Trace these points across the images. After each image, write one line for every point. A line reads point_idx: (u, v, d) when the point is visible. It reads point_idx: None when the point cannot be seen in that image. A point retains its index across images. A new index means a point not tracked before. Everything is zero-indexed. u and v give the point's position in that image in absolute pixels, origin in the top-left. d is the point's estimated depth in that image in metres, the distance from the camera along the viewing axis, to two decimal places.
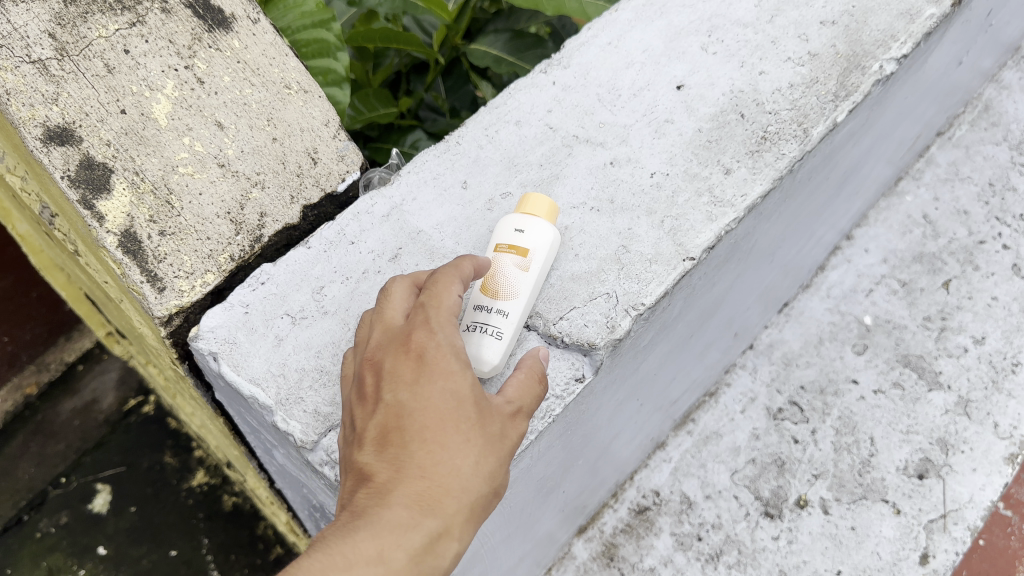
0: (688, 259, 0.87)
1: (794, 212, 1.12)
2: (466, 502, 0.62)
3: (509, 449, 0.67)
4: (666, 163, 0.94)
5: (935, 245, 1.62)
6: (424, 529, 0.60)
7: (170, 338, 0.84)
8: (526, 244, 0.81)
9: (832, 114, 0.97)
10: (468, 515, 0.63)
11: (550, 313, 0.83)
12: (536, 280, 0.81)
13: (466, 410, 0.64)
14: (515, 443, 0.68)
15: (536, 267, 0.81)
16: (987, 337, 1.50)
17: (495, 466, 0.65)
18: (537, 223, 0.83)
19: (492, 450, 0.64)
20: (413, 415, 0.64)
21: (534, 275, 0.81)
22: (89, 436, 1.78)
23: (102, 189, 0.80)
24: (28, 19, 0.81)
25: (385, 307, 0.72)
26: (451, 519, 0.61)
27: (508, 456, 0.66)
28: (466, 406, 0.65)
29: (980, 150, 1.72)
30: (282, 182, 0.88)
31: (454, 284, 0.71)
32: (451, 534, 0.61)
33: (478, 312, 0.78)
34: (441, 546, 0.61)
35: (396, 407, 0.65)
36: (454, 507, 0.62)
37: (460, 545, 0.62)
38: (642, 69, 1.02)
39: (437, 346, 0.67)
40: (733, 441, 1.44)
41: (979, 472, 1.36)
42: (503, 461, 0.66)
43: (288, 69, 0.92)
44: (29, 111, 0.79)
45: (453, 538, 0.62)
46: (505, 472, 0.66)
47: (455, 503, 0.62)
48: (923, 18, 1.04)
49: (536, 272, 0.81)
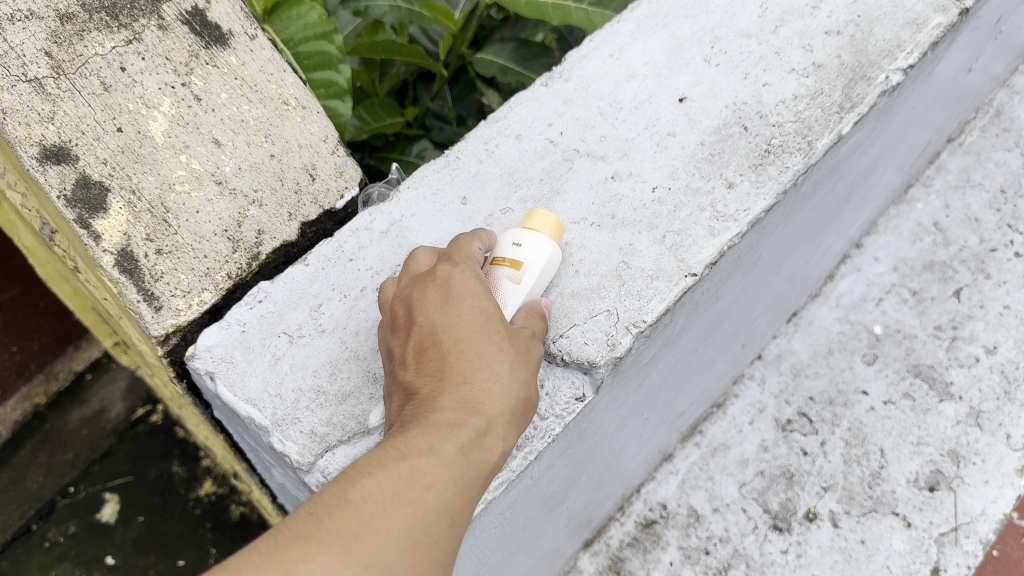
0: (690, 275, 0.86)
1: (801, 223, 1.11)
2: (507, 404, 0.65)
3: (536, 360, 0.70)
4: (668, 177, 0.93)
5: (946, 253, 1.60)
6: (469, 424, 0.62)
7: (168, 357, 0.83)
8: (520, 256, 0.79)
9: (836, 127, 0.96)
10: (508, 419, 0.65)
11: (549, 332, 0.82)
12: (528, 294, 0.78)
13: (493, 324, 0.68)
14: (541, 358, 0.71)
15: (528, 280, 0.78)
16: (999, 346, 1.48)
17: (528, 375, 0.68)
18: (532, 237, 0.80)
19: (524, 358, 0.68)
20: (447, 332, 0.67)
21: (527, 288, 0.78)
22: (97, 446, 1.78)
23: (98, 208, 0.80)
24: (25, 38, 0.82)
25: (409, 262, 0.76)
26: (494, 418, 0.63)
27: (537, 368, 0.70)
28: (494, 320, 0.68)
29: (991, 156, 1.70)
30: (280, 199, 0.88)
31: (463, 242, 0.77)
32: (496, 431, 0.63)
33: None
34: (488, 442, 0.62)
35: (430, 326, 0.68)
36: (495, 406, 0.64)
37: (504, 447, 0.64)
38: (643, 81, 1.01)
39: (461, 273, 0.71)
40: (741, 453, 1.43)
41: (991, 484, 1.34)
42: (534, 372, 0.69)
43: (286, 85, 0.91)
44: (25, 131, 0.79)
45: (497, 437, 0.63)
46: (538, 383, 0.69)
47: (497, 403, 0.64)
48: (930, 27, 1.03)
49: (529, 286, 0.78)
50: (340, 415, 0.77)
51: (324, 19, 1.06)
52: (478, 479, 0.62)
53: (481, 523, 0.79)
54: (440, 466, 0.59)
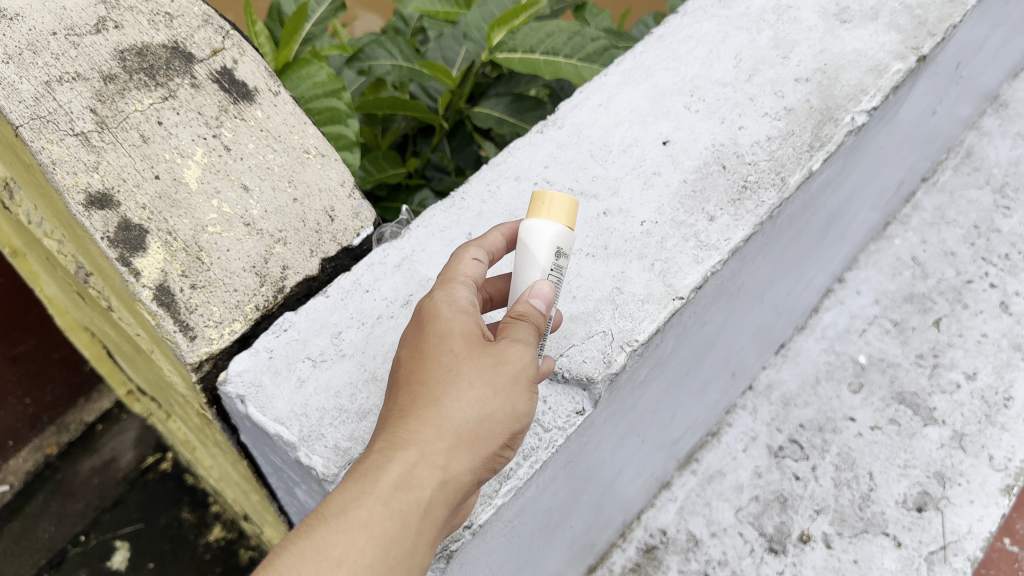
0: (678, 298, 0.94)
1: (780, 253, 1.19)
2: (444, 436, 0.65)
3: (507, 370, 0.68)
4: (655, 212, 1.01)
5: (924, 285, 1.68)
6: (398, 465, 0.62)
7: (200, 383, 0.91)
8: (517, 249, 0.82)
9: (807, 163, 1.05)
10: (449, 449, 0.65)
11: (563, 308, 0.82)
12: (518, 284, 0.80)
13: (447, 348, 0.69)
14: (517, 370, 0.69)
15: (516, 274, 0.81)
16: (979, 372, 1.56)
17: (482, 395, 0.67)
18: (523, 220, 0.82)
19: (477, 377, 0.67)
20: (405, 370, 0.70)
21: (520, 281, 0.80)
22: (107, 495, 1.89)
23: (138, 248, 0.88)
24: (72, 97, 0.91)
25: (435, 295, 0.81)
26: (428, 453, 0.64)
27: (508, 379, 0.68)
28: (450, 343, 0.69)
29: (963, 194, 1.80)
30: (302, 238, 0.96)
31: (465, 251, 0.78)
32: (428, 466, 0.63)
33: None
34: (418, 481, 0.62)
35: (397, 367, 0.71)
36: (430, 441, 0.64)
37: (447, 479, 0.64)
38: (629, 127, 1.10)
39: (434, 300, 0.73)
40: (736, 479, 1.49)
41: (976, 503, 1.41)
42: (497, 386, 0.68)
43: (307, 135, 1.00)
44: (72, 179, 0.88)
45: (435, 472, 0.64)
46: (503, 400, 0.68)
47: (433, 438, 0.64)
48: (890, 73, 1.13)
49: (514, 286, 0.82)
50: (361, 430, 0.84)
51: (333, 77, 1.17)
52: (413, 521, 0.62)
53: (492, 529, 0.86)
54: (354, 524, 0.59)
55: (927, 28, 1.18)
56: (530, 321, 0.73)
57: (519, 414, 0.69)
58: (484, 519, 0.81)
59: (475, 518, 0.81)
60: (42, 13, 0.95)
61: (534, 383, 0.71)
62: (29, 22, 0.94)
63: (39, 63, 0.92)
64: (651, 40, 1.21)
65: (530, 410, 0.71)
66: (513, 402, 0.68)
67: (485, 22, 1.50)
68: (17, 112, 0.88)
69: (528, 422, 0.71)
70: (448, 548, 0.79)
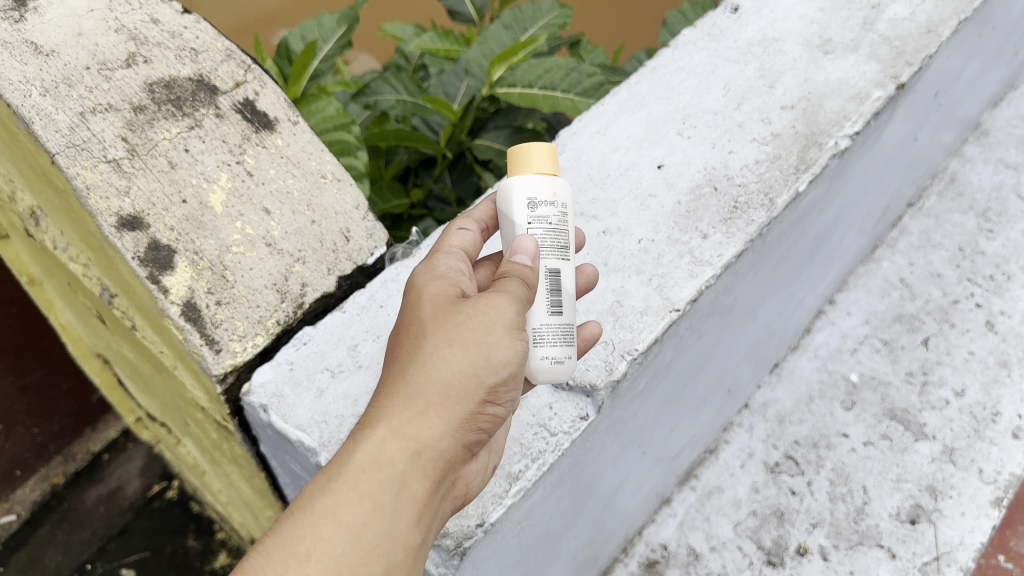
0: (675, 310, 1.00)
1: (769, 272, 1.24)
2: (411, 409, 0.70)
3: (472, 331, 0.73)
4: (651, 231, 1.08)
5: (912, 306, 1.74)
6: (368, 444, 0.68)
7: (225, 395, 0.96)
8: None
9: (793, 185, 1.11)
10: (418, 418, 0.70)
11: (555, 250, 0.85)
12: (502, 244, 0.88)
13: (419, 325, 0.75)
14: (483, 331, 0.74)
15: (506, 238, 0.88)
16: (967, 389, 1.60)
17: (451, 359, 0.72)
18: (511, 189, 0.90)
19: (443, 345, 0.73)
20: (386, 360, 0.76)
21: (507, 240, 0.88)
22: (113, 523, 2.03)
23: (167, 266, 0.93)
24: (105, 127, 0.97)
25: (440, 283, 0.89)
26: (398, 427, 0.69)
27: (476, 339, 0.73)
28: (422, 319, 0.75)
29: (948, 218, 1.86)
30: (320, 257, 1.02)
31: (453, 223, 0.90)
32: (397, 439, 0.69)
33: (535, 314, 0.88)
34: (387, 456, 0.68)
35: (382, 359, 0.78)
36: (398, 416, 0.70)
37: (419, 448, 0.69)
38: (626, 152, 1.17)
39: (416, 284, 0.80)
40: (735, 495, 1.53)
41: (967, 515, 1.44)
42: (465, 349, 0.73)
43: (324, 162, 1.07)
44: (105, 203, 0.93)
45: (404, 445, 0.69)
46: (469, 363, 0.72)
47: (401, 414, 0.70)
48: (871, 100, 1.20)
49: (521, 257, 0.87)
50: None
51: (341, 112, 1.25)
52: (386, 494, 0.67)
53: (503, 530, 0.91)
54: (326, 509, 0.65)
55: (905, 58, 1.25)
56: (512, 272, 0.79)
57: (494, 367, 0.74)
58: (496, 517, 0.86)
59: (488, 516, 0.86)
60: (76, 50, 1.02)
61: (507, 337, 0.75)
62: (64, 58, 1.01)
63: (73, 95, 0.98)
64: (644, 72, 1.28)
65: (510, 361, 0.75)
66: (483, 360, 0.73)
67: (485, 58, 1.58)
68: (53, 140, 0.94)
69: (508, 375, 0.75)
70: (462, 545, 0.84)
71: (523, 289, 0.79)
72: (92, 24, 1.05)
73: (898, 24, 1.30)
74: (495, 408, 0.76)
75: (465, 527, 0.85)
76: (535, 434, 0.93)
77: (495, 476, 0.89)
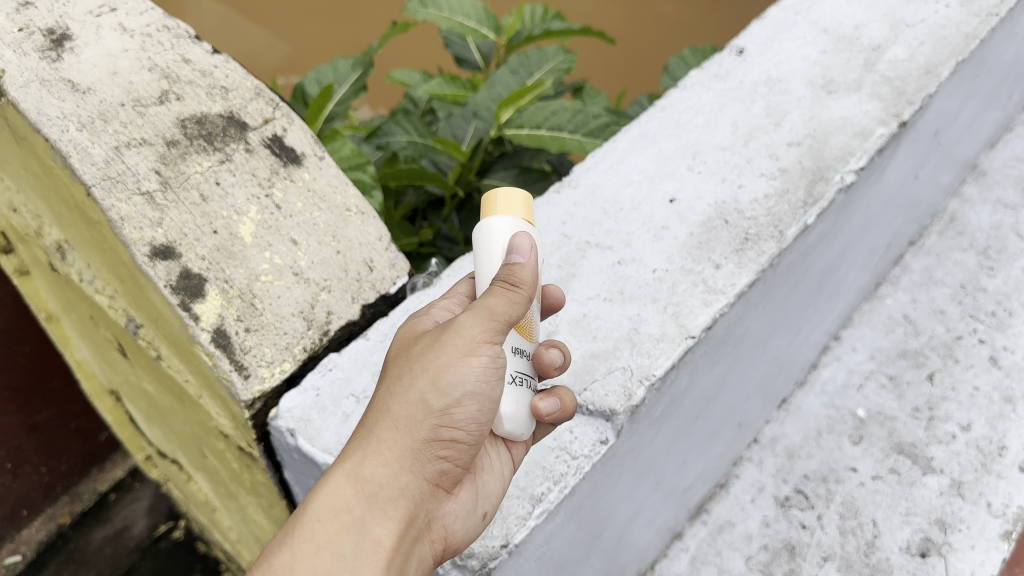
0: (690, 337, 1.03)
1: (778, 305, 1.27)
2: (362, 452, 0.77)
3: (424, 363, 0.80)
4: (665, 261, 1.12)
5: (917, 341, 1.71)
6: (324, 493, 0.75)
7: (252, 419, 0.98)
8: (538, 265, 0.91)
9: (802, 218, 1.15)
10: (371, 459, 0.77)
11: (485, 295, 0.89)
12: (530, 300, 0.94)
13: (386, 369, 0.84)
14: (436, 360, 0.80)
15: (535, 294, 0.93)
16: (973, 424, 1.57)
17: (399, 396, 0.79)
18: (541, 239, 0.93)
19: (397, 383, 0.80)
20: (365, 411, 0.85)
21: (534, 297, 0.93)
22: (119, 563, 2.05)
23: (198, 294, 0.96)
24: (139, 160, 1.01)
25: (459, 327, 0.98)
26: (351, 472, 0.76)
27: (425, 368, 0.79)
28: (391, 363, 0.84)
29: (950, 256, 1.85)
30: (345, 286, 1.05)
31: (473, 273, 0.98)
32: (349, 483, 0.75)
33: (517, 361, 0.87)
34: (341, 502, 0.75)
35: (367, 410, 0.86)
36: (351, 461, 0.77)
37: (373, 487, 0.76)
38: (638, 187, 1.21)
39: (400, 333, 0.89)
40: (746, 529, 1.47)
41: (977, 549, 1.40)
42: (413, 380, 0.79)
43: (349, 195, 1.10)
44: (138, 233, 0.96)
45: (359, 488, 0.76)
46: (419, 394, 0.79)
47: (354, 460, 0.77)
48: (874, 137, 1.24)
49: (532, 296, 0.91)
50: None
51: (357, 152, 1.28)
52: (345, 539, 0.74)
53: (526, 553, 0.92)
54: (284, 563, 0.72)
55: (905, 98, 1.30)
56: (496, 279, 0.84)
57: (444, 388, 0.79)
58: (520, 537, 0.88)
59: (511, 536, 0.88)
60: (112, 88, 1.06)
61: (462, 358, 0.79)
62: (99, 95, 1.05)
63: (108, 130, 1.02)
64: (654, 111, 1.33)
65: (466, 377, 0.79)
66: (430, 384, 0.79)
67: (493, 102, 1.62)
68: (89, 173, 0.97)
69: (463, 393, 0.79)
70: (487, 565, 0.87)
71: (506, 295, 0.82)
72: (126, 63, 1.09)
73: (898, 66, 1.35)
74: (455, 432, 0.80)
75: (489, 547, 0.88)
76: (557, 457, 0.95)
77: (519, 498, 0.92)
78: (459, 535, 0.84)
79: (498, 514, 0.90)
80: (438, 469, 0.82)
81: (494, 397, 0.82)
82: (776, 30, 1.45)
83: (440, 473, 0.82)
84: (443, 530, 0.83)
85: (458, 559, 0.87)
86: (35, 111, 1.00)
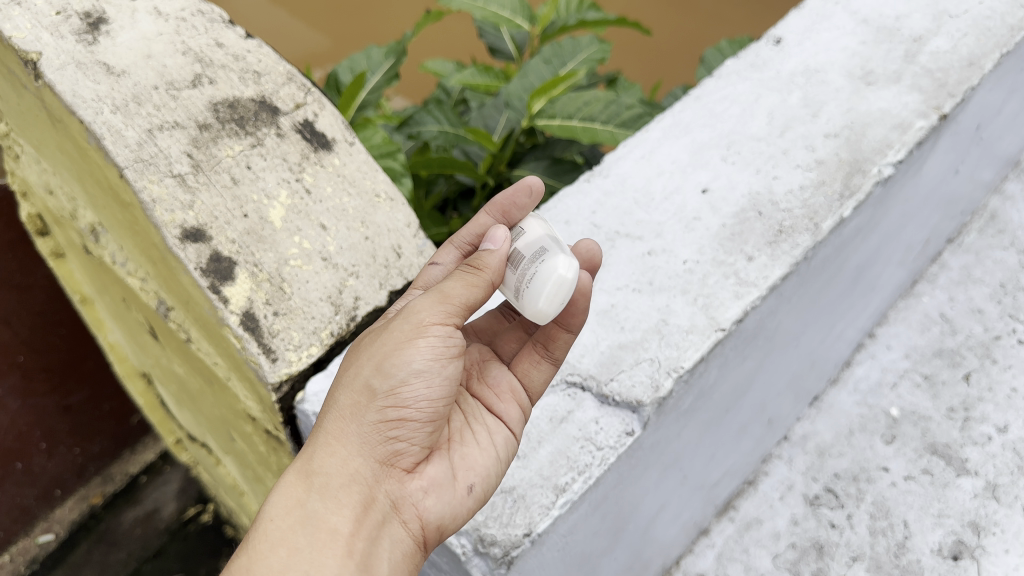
0: (720, 330, 1.02)
1: (814, 296, 1.25)
2: (312, 448, 0.79)
3: (375, 351, 0.81)
4: (696, 253, 1.11)
5: (953, 341, 1.64)
6: (278, 493, 0.76)
7: (279, 402, 0.98)
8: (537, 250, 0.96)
9: (837, 211, 1.13)
10: (319, 453, 0.79)
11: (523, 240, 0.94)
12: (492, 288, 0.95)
13: (340, 368, 0.86)
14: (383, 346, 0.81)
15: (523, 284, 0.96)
16: (1010, 425, 1.51)
17: (346, 385, 0.81)
18: None
19: (346, 380, 0.82)
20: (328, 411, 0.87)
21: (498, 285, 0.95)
22: (150, 544, 2.06)
23: (228, 278, 0.97)
24: (171, 143, 1.02)
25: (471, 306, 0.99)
26: (301, 470, 0.78)
27: (371, 356, 0.81)
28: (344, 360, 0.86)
29: (989, 254, 1.75)
30: (373, 272, 1.04)
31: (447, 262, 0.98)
32: (299, 480, 0.77)
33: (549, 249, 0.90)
34: (292, 499, 0.76)
35: None
36: (301, 460, 0.79)
37: (324, 479, 0.78)
38: (671, 176, 1.20)
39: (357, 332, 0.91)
40: (774, 526, 1.45)
41: (1012, 553, 1.36)
42: (359, 369, 0.81)
43: (378, 181, 1.10)
44: (169, 216, 0.97)
45: (310, 483, 0.77)
46: (367, 383, 0.80)
47: (304, 459, 0.79)
48: (914, 130, 1.21)
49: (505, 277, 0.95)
50: None
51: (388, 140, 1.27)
52: (299, 535, 0.74)
53: (550, 541, 0.92)
54: (241, 568, 0.71)
55: (947, 90, 1.26)
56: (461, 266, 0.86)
57: (388, 370, 0.80)
58: (543, 527, 0.88)
59: (534, 526, 0.88)
60: (146, 71, 1.07)
61: (412, 336, 0.80)
62: (133, 78, 1.05)
63: (142, 113, 1.03)
64: (689, 100, 1.32)
65: (411, 357, 0.80)
66: (375, 369, 0.81)
67: (525, 92, 1.60)
68: (122, 156, 0.98)
69: (409, 371, 0.80)
70: (509, 554, 0.87)
71: (465, 279, 0.83)
72: (161, 47, 1.10)
73: (940, 57, 1.32)
74: (404, 410, 0.81)
75: (512, 536, 0.88)
76: (582, 448, 0.95)
77: (543, 487, 0.92)
78: (431, 512, 0.82)
79: (521, 502, 0.90)
80: (393, 450, 0.82)
81: (449, 375, 0.82)
82: (815, 20, 1.42)
83: (397, 453, 0.82)
84: (413, 510, 0.82)
85: (481, 545, 0.87)
86: (71, 93, 1.01)
